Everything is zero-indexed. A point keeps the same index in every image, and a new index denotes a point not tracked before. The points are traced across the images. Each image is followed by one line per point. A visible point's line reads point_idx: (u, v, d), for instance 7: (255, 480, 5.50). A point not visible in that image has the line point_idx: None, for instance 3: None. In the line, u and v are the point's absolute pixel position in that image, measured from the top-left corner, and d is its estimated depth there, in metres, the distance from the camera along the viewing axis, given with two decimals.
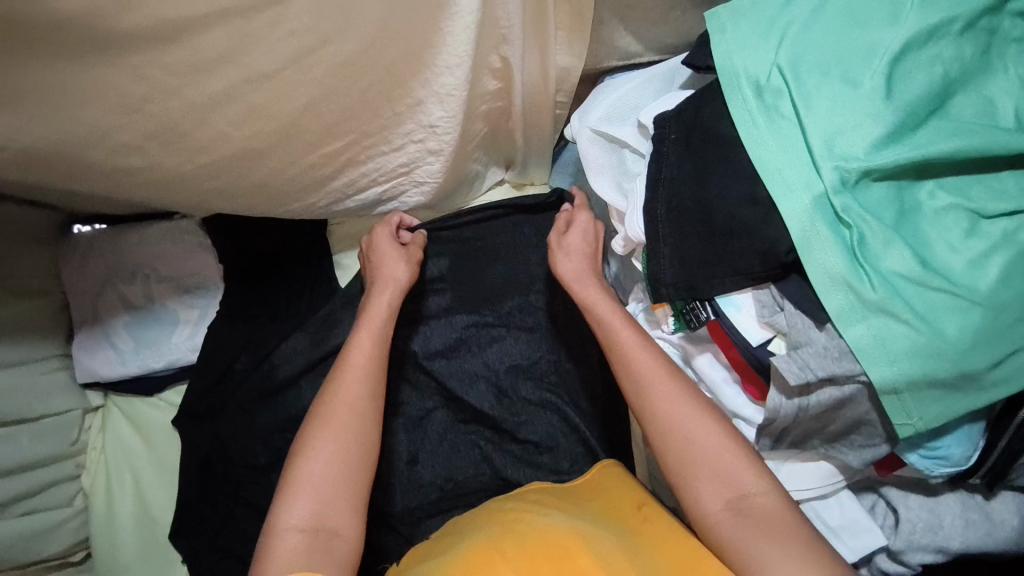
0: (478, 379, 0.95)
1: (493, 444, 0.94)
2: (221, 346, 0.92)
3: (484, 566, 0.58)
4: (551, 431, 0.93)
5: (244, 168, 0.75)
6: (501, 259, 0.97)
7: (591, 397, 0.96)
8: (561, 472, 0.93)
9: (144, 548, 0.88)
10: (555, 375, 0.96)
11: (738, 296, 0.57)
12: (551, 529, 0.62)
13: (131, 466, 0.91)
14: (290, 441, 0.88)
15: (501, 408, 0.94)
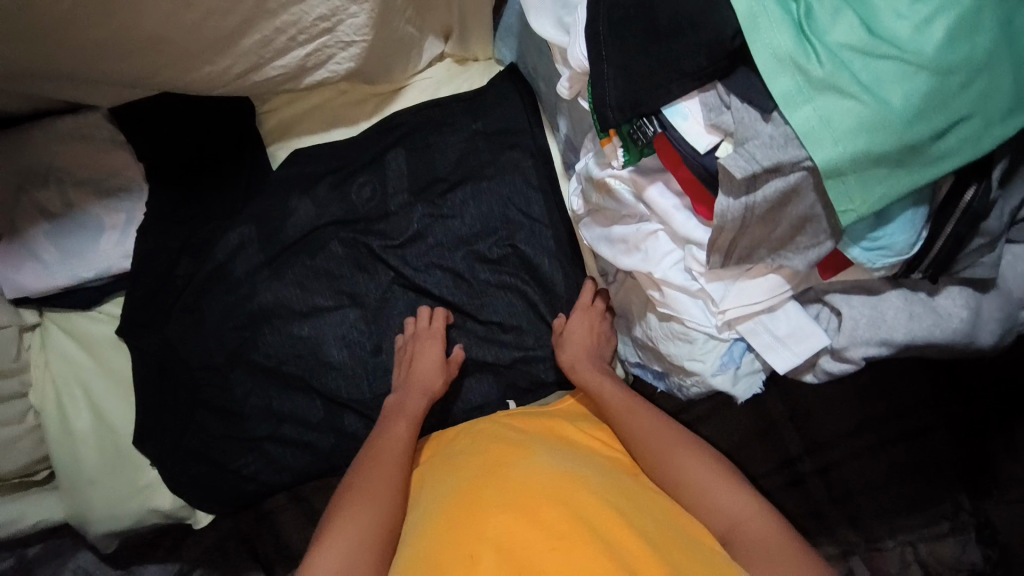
0: (437, 263, 0.91)
1: (454, 328, 0.92)
2: (159, 247, 0.87)
3: (469, 513, 0.62)
4: (514, 311, 0.91)
5: (133, 10, 0.69)
6: (450, 136, 0.92)
7: (560, 273, 0.91)
8: (527, 349, 0.91)
9: (107, 460, 0.86)
10: (515, 256, 0.91)
11: (685, 104, 0.49)
12: (539, 477, 0.65)
13: (81, 381, 0.87)
14: (247, 336, 0.88)
15: (459, 290, 0.91)
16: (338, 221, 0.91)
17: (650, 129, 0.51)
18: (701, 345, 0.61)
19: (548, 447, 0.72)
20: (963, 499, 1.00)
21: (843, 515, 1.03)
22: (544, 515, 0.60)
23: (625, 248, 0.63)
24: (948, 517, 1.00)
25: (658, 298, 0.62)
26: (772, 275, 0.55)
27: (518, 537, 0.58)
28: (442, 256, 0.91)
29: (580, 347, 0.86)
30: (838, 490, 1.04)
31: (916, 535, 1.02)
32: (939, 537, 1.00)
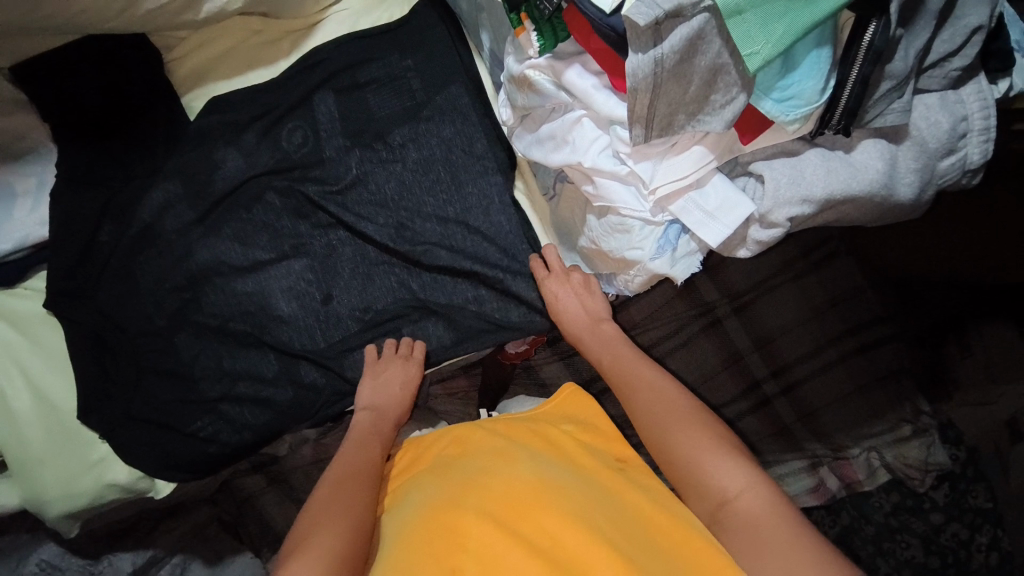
0: (383, 204, 0.88)
1: (408, 270, 0.88)
2: (77, 211, 0.81)
3: (446, 527, 0.57)
4: (463, 250, 0.88)
5: None
6: (376, 70, 0.90)
7: (508, 205, 0.88)
8: (479, 290, 0.88)
9: (52, 440, 0.81)
10: (459, 191, 0.88)
11: None
12: (519, 482, 0.61)
13: (12, 361, 0.81)
14: (187, 296, 0.84)
15: (405, 242, 0.87)
16: (270, 169, 0.87)
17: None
18: (638, 232, 0.61)
19: (532, 451, 0.67)
20: (921, 402, 1.06)
21: (812, 433, 1.10)
22: (526, 529, 0.56)
23: (555, 144, 0.63)
24: (909, 420, 1.06)
25: (591, 191, 0.62)
26: (697, 146, 0.56)
27: (498, 553, 0.53)
28: (385, 197, 0.88)
29: (573, 322, 0.82)
30: (805, 409, 1.09)
31: (882, 440, 1.07)
32: (902, 440, 1.06)
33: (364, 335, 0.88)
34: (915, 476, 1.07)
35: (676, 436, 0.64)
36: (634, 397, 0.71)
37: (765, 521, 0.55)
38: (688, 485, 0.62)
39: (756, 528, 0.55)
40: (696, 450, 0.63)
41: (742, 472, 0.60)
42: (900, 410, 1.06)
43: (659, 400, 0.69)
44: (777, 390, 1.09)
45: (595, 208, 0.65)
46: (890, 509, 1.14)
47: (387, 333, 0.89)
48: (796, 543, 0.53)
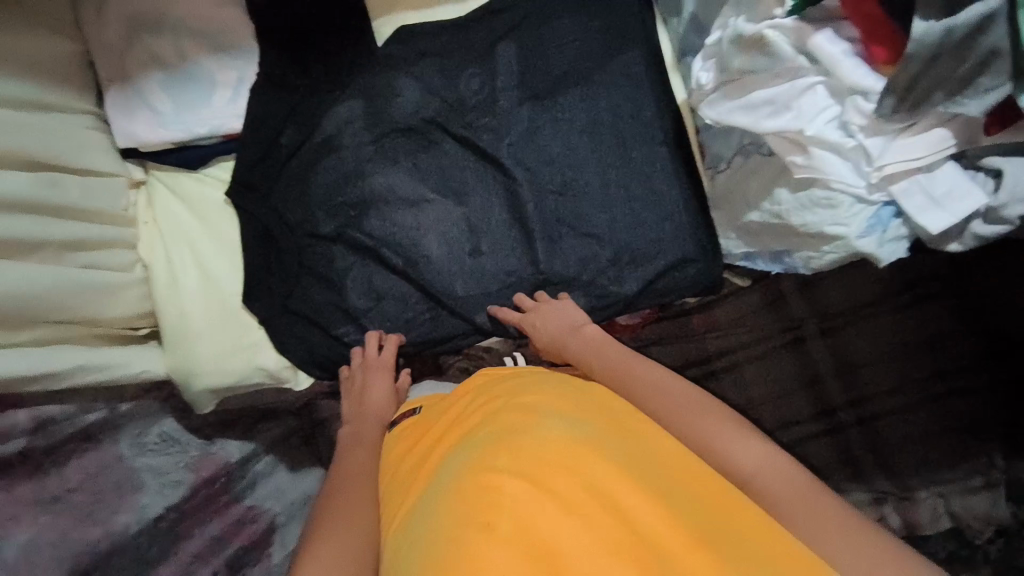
0: (549, 163, 0.90)
1: (542, 239, 0.91)
2: (269, 111, 0.86)
3: (476, 479, 0.54)
4: (615, 219, 0.90)
5: None
6: (561, 26, 0.91)
7: (671, 190, 0.89)
8: (622, 264, 0.91)
9: (214, 317, 0.87)
10: (624, 161, 0.90)
11: None
12: (547, 436, 0.57)
13: (188, 240, 0.86)
14: (352, 214, 0.89)
15: (567, 198, 0.90)
16: (446, 110, 0.90)
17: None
18: (847, 208, 0.61)
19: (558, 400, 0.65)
20: (996, 456, 0.95)
21: (880, 467, 0.99)
22: (555, 488, 0.52)
23: (772, 110, 0.62)
24: (981, 473, 0.95)
25: (801, 162, 0.62)
26: (938, 129, 0.56)
27: (535, 505, 0.51)
28: (549, 155, 0.90)
29: (554, 327, 0.84)
30: (877, 443, 1.00)
31: (952, 488, 0.96)
32: (973, 490, 0.95)
33: (508, 285, 0.91)
34: (978, 530, 0.94)
35: (684, 428, 0.62)
36: (639, 390, 0.68)
37: (793, 496, 0.55)
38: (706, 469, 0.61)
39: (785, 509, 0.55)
40: (715, 429, 0.61)
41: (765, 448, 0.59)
42: (975, 459, 0.96)
43: (671, 394, 0.66)
44: (851, 419, 1.01)
45: (790, 183, 0.65)
46: None
47: (527, 286, 0.91)
48: (827, 517, 0.53)
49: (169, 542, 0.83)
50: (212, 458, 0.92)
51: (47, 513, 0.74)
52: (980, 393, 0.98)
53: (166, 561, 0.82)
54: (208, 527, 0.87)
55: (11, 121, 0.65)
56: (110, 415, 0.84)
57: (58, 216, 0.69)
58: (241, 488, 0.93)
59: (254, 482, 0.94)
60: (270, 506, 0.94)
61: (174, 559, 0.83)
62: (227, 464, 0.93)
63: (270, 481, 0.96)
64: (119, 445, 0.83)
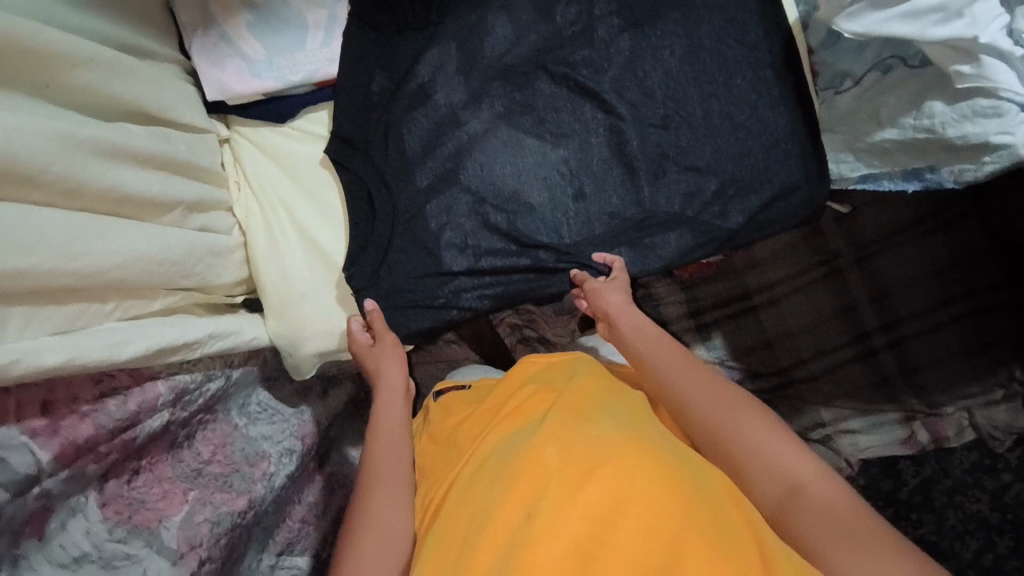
0: (649, 98, 0.86)
1: (647, 176, 0.87)
2: (358, 56, 0.80)
3: (524, 478, 0.57)
4: (719, 152, 0.87)
5: None
6: None
7: (778, 119, 0.86)
8: (727, 199, 0.88)
9: (316, 280, 0.83)
10: (729, 90, 0.86)
11: None
12: (601, 440, 0.59)
13: (281, 199, 0.81)
14: (447, 164, 0.83)
15: (670, 133, 0.87)
16: (541, 45, 0.84)
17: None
18: (1014, 116, 0.61)
19: (603, 407, 0.65)
20: (1014, 368, 1.07)
21: (908, 383, 1.12)
22: (592, 487, 0.54)
23: (942, 17, 0.60)
24: (1002, 385, 1.08)
25: (970, 71, 0.61)
26: None
27: (574, 501, 0.53)
28: (651, 87, 0.86)
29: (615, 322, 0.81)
30: (907, 364, 1.12)
31: (974, 402, 1.10)
32: (992, 404, 1.08)
33: (615, 225, 0.87)
34: (999, 438, 1.09)
35: (739, 435, 0.63)
36: (689, 396, 0.69)
37: (838, 511, 0.55)
38: (755, 474, 0.61)
39: (828, 517, 0.55)
40: (764, 442, 0.62)
41: (813, 466, 0.60)
42: (995, 374, 1.08)
43: (723, 400, 0.67)
44: (884, 343, 1.12)
45: (948, 94, 0.65)
46: (968, 466, 1.15)
47: (632, 230, 0.88)
48: (881, 540, 0.52)
49: (281, 511, 0.81)
50: (307, 426, 0.88)
51: (195, 488, 0.68)
52: (1001, 311, 1.09)
53: (280, 529, 0.81)
54: (305, 495, 0.86)
55: (129, 67, 0.59)
56: (226, 385, 0.75)
57: (176, 175, 0.64)
58: (321, 454, 0.91)
59: (330, 449, 0.94)
60: None
61: (286, 525, 0.82)
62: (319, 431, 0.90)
63: (342, 446, 0.96)
64: (230, 414, 0.77)
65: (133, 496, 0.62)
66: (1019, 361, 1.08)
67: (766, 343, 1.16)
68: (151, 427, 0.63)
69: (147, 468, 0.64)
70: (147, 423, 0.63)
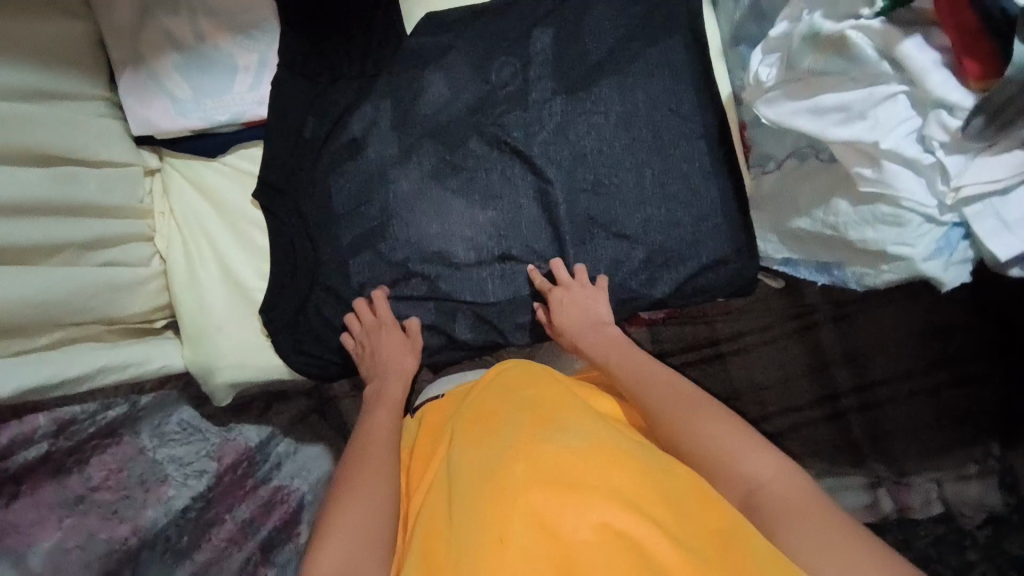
0: (579, 163, 0.86)
1: (574, 240, 0.87)
2: (289, 104, 0.82)
3: (494, 494, 0.52)
4: (649, 222, 0.86)
5: None
6: (599, 16, 0.86)
7: (711, 193, 0.86)
8: (655, 268, 0.87)
9: (236, 313, 0.84)
10: (661, 161, 0.86)
11: None
12: (570, 450, 0.55)
13: (205, 232, 0.83)
14: (375, 214, 0.85)
15: (598, 200, 0.87)
16: (475, 104, 0.86)
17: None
18: (915, 228, 0.57)
19: (569, 404, 0.63)
20: (992, 444, 1.04)
21: (879, 453, 1.08)
22: (566, 506, 0.51)
23: (843, 117, 0.57)
24: (976, 459, 1.05)
25: (871, 175, 0.56)
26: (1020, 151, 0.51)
27: (551, 519, 0.50)
28: (582, 152, 0.86)
29: (580, 325, 0.82)
30: (876, 431, 1.08)
31: (945, 475, 1.06)
32: (964, 479, 1.04)
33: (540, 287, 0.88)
34: (969, 515, 1.03)
35: (703, 433, 0.63)
36: (654, 398, 0.69)
37: (792, 509, 0.56)
38: (717, 469, 0.61)
39: (779, 517, 0.56)
40: (727, 442, 0.62)
41: (773, 457, 0.60)
42: (969, 449, 1.05)
43: (681, 398, 0.67)
44: (856, 405, 1.08)
45: (852, 195, 0.62)
46: None
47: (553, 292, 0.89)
48: (852, 543, 0.52)
49: (200, 530, 0.84)
50: (231, 444, 0.91)
51: (72, 514, 0.72)
52: (979, 385, 1.06)
53: (200, 548, 0.83)
54: (237, 510, 0.88)
55: (30, 115, 0.63)
56: (132, 410, 0.82)
57: (76, 216, 0.68)
58: (266, 470, 0.93)
59: (280, 463, 0.94)
60: (299, 484, 0.94)
61: (208, 545, 0.83)
62: (248, 449, 0.92)
63: (295, 460, 0.96)
64: (139, 438, 0.82)
65: (6, 521, 0.67)
66: (1000, 438, 1.05)
67: (733, 394, 1.11)
68: (24, 457, 0.69)
69: (25, 494, 0.69)
70: (22, 454, 0.69)
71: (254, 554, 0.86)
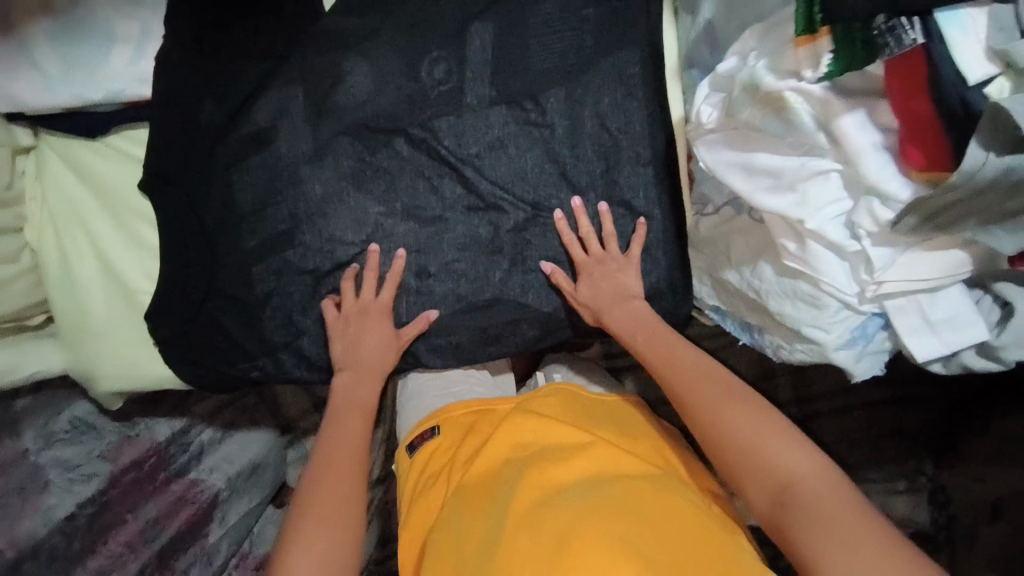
0: (517, 178, 0.79)
1: (507, 257, 0.81)
2: (180, 85, 0.73)
3: None
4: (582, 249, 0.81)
5: None
6: (551, 11, 0.76)
7: (653, 221, 0.79)
8: None
9: (121, 312, 0.78)
10: (603, 184, 0.79)
11: (968, 11, 0.39)
12: (574, 513, 0.55)
13: (84, 222, 0.76)
14: (282, 219, 0.77)
15: (531, 222, 0.80)
16: (401, 102, 0.76)
17: (909, 35, 0.40)
18: (831, 313, 0.53)
19: (576, 457, 0.62)
20: (925, 462, 1.02)
21: None
22: None
23: (772, 185, 0.51)
24: (907, 476, 1.02)
25: (793, 250, 0.52)
26: (956, 251, 0.46)
27: None
28: (521, 168, 0.78)
29: (608, 295, 0.77)
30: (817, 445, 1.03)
31: (876, 488, 1.02)
32: (896, 494, 1.03)
33: (461, 308, 0.82)
34: None
35: (733, 425, 0.62)
36: (691, 385, 0.66)
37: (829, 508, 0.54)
38: (751, 472, 0.59)
39: (823, 517, 0.53)
40: (757, 438, 0.60)
41: (810, 458, 0.58)
42: (906, 466, 1.02)
43: (715, 386, 0.65)
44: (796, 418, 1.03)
45: (777, 260, 0.57)
46: None
47: (475, 313, 0.82)
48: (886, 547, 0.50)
49: (95, 534, 0.78)
50: (135, 443, 0.87)
51: None
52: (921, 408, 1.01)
53: (94, 553, 0.77)
54: (144, 509, 0.83)
55: None
56: (5, 413, 0.78)
57: None
58: (183, 462, 0.90)
59: (200, 454, 0.92)
60: (216, 479, 0.92)
61: (104, 549, 0.78)
62: (155, 446, 0.88)
63: (217, 451, 0.94)
64: (22, 440, 0.77)
65: None
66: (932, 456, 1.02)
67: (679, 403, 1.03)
68: None
69: None
70: None
71: (150, 563, 0.80)
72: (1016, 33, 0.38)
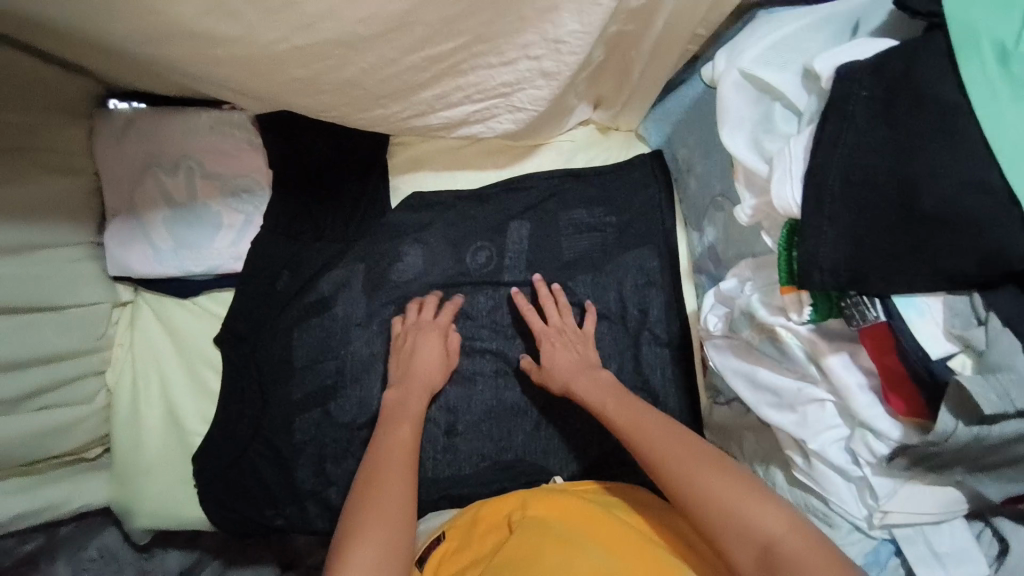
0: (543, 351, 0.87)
1: (529, 423, 0.86)
2: (264, 261, 0.86)
3: None
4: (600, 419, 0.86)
5: (344, 58, 0.61)
6: (581, 210, 0.89)
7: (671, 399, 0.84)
8: (602, 467, 0.85)
9: (169, 455, 0.85)
10: (624, 361, 0.85)
11: (925, 299, 0.46)
12: None
13: (158, 368, 0.86)
14: (330, 376, 0.86)
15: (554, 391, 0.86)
16: (446, 280, 0.88)
17: (871, 312, 0.48)
18: (843, 533, 0.55)
19: (593, 539, 0.62)
20: None
21: None
22: None
23: (775, 400, 0.57)
24: None
25: (801, 465, 0.56)
26: (952, 489, 0.49)
27: None
28: None
29: (568, 365, 0.79)
30: None
31: None
32: None
33: (483, 469, 0.85)
34: None
35: (707, 478, 0.59)
36: (657, 427, 0.66)
37: (812, 574, 0.50)
38: (724, 522, 0.56)
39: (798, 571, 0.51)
40: (727, 489, 0.57)
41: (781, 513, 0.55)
42: None
43: (676, 432, 0.65)
44: None
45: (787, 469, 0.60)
46: None
47: (496, 475, 0.85)
48: None
49: None
50: None
51: None
52: None
53: None
54: None
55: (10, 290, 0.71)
56: (48, 540, 0.87)
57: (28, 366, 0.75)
58: None
59: None
60: None
61: None
62: None
63: None
64: (56, 567, 0.87)
65: None
66: None
67: None
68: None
69: None
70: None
71: None
72: (974, 318, 0.45)
